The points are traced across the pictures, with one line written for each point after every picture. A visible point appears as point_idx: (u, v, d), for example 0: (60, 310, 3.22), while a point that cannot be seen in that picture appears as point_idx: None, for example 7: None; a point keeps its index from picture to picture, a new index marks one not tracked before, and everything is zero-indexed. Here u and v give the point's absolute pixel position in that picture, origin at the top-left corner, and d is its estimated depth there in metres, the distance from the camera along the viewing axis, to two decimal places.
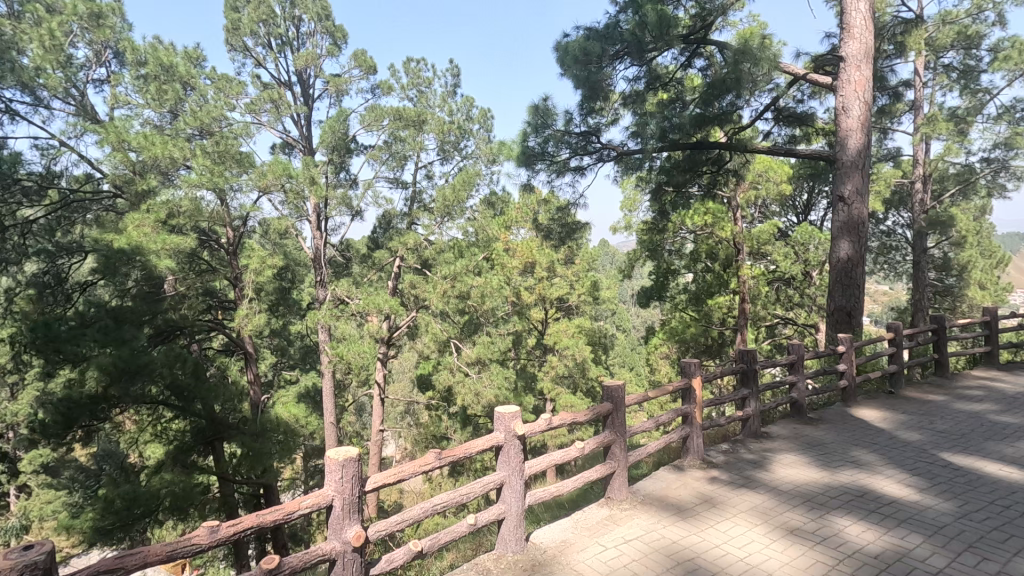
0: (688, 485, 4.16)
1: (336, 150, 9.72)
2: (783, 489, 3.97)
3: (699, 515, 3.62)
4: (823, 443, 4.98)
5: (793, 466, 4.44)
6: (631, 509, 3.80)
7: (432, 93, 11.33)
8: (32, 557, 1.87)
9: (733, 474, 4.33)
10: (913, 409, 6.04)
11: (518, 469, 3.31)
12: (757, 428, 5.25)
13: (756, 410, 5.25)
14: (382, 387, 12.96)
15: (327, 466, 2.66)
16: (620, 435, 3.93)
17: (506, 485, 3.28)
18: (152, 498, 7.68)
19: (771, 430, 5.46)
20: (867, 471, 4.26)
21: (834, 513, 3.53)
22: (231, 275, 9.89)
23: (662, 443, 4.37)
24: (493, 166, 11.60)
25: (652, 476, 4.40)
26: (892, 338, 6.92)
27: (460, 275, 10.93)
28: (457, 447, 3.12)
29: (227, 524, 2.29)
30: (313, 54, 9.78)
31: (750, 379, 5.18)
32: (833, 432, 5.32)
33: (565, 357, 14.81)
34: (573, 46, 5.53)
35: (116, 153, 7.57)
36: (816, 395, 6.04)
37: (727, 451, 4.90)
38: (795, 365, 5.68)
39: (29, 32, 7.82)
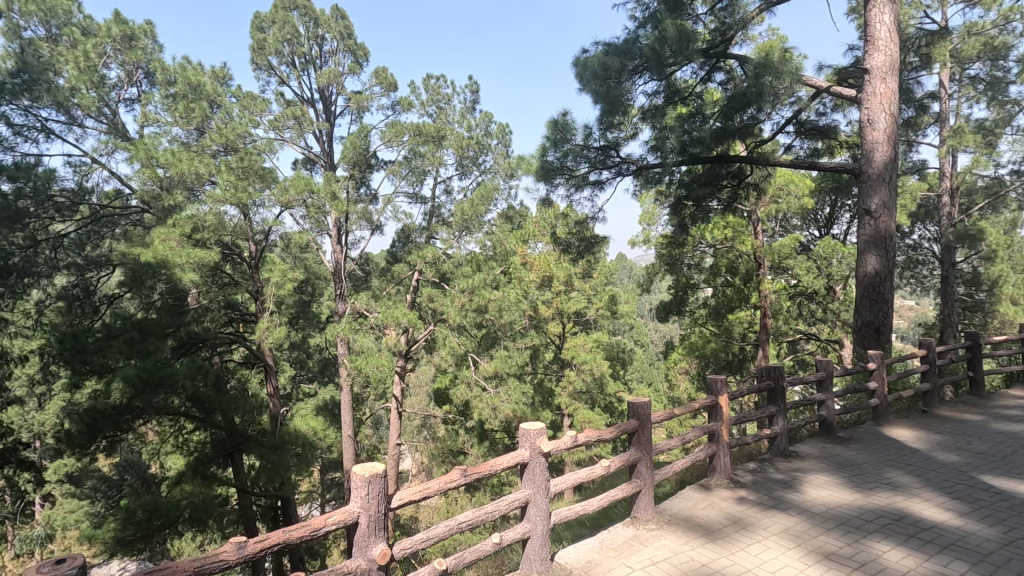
0: (715, 506, 4.06)
1: (357, 165, 9.86)
2: (815, 511, 3.85)
3: (728, 537, 3.52)
4: (855, 464, 4.84)
5: (824, 487, 4.32)
6: (658, 530, 3.71)
7: (451, 109, 11.46)
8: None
9: (762, 495, 4.22)
10: (948, 429, 5.85)
11: (543, 487, 3.25)
12: (785, 447, 5.12)
13: (784, 428, 5.13)
14: (399, 400, 12.97)
15: (352, 482, 2.64)
16: (647, 453, 3.86)
17: (531, 503, 3.23)
18: (172, 510, 7.74)
19: (799, 448, 5.33)
20: (903, 494, 4.11)
21: (870, 537, 3.41)
22: (253, 289, 10.04)
23: (689, 461, 4.29)
24: (511, 180, 11.65)
25: (678, 495, 4.31)
26: (925, 355, 6.73)
27: (478, 288, 10.94)
28: (482, 464, 3.08)
29: (254, 541, 2.27)
30: (335, 72, 9.98)
31: (778, 397, 5.08)
32: (866, 452, 5.16)
33: (583, 372, 14.68)
34: (592, 62, 5.55)
35: (144, 170, 7.78)
36: (846, 414, 5.89)
37: (755, 470, 4.78)
38: (824, 383, 5.56)
39: (66, 54, 8.13)
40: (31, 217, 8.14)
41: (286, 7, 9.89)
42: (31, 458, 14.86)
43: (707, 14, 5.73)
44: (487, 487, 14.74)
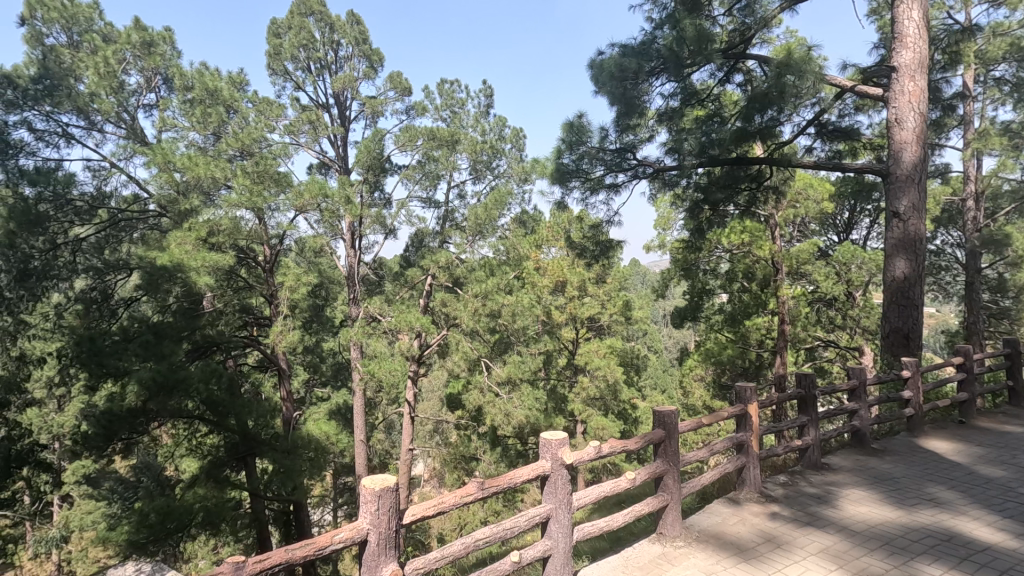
0: (747, 522, 3.93)
1: (371, 169, 9.86)
2: (855, 530, 3.70)
3: (764, 556, 3.39)
4: (893, 478, 4.68)
5: (862, 503, 4.17)
6: (687, 547, 3.59)
7: (465, 113, 11.46)
8: None
9: (795, 510, 4.08)
10: (989, 441, 5.65)
11: (565, 502, 3.16)
12: (817, 458, 4.97)
13: (815, 439, 4.98)
14: (411, 405, 12.92)
15: (361, 496, 2.56)
16: (672, 465, 3.77)
17: (553, 519, 3.14)
18: (186, 513, 7.75)
19: (832, 461, 5.18)
20: (948, 512, 3.95)
21: (918, 559, 3.26)
22: (267, 292, 10.07)
23: (717, 473, 4.17)
24: (525, 184, 11.60)
25: (706, 510, 4.19)
26: (963, 364, 6.53)
27: (491, 293, 10.88)
28: (500, 477, 3.00)
29: (253, 562, 2.17)
30: (350, 77, 10.03)
31: (809, 406, 4.92)
32: (903, 465, 5.00)
33: (596, 378, 14.54)
34: (608, 64, 5.49)
35: (161, 174, 7.85)
36: (879, 424, 5.72)
37: (786, 483, 4.64)
38: (857, 392, 5.40)
39: (86, 60, 8.25)
40: (51, 221, 8.29)
41: (302, 13, 9.97)
42: (50, 459, 15.04)
43: (724, 16, 5.64)
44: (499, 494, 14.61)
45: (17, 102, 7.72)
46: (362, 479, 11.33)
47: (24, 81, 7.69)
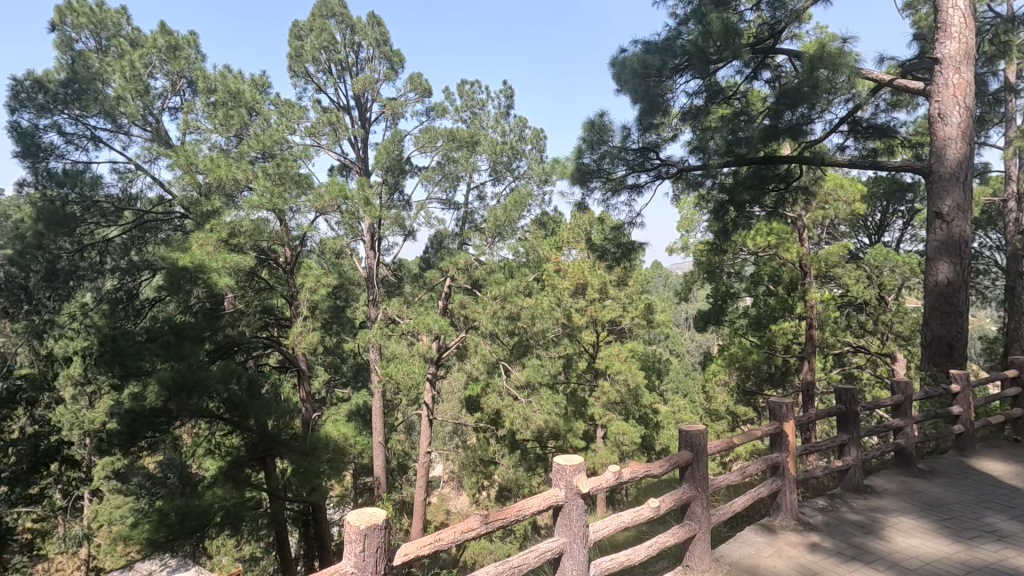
0: (784, 553, 3.73)
1: (391, 170, 9.84)
2: (907, 567, 3.48)
3: None
4: (944, 505, 4.46)
5: (912, 534, 3.96)
6: None
7: (485, 114, 11.39)
8: None
9: (837, 541, 3.88)
10: None
11: (580, 535, 3.05)
12: (858, 481, 4.79)
13: (857, 459, 4.80)
14: (430, 408, 12.88)
15: (345, 534, 2.34)
16: (700, 492, 3.62)
17: (566, 553, 3.03)
18: (205, 513, 7.80)
19: (875, 482, 4.97)
20: (1010, 548, 3.70)
21: None
22: (288, 293, 10.11)
23: (750, 497, 4.00)
24: (546, 186, 11.47)
25: (739, 538, 4.01)
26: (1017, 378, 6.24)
27: (510, 295, 10.76)
28: (508, 510, 2.88)
29: None
30: (371, 79, 10.03)
31: (850, 423, 4.73)
32: (955, 489, 4.77)
33: (617, 382, 14.32)
34: (630, 62, 5.35)
35: (184, 175, 7.94)
36: (926, 442, 5.49)
37: (826, 509, 4.44)
38: (902, 408, 5.18)
39: (114, 65, 8.40)
40: (79, 221, 8.53)
41: (324, 15, 10.01)
42: (80, 455, 15.42)
43: (753, 11, 5.44)
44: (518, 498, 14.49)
45: (49, 107, 8.04)
46: (381, 482, 11.32)
47: (54, 86, 7.98)
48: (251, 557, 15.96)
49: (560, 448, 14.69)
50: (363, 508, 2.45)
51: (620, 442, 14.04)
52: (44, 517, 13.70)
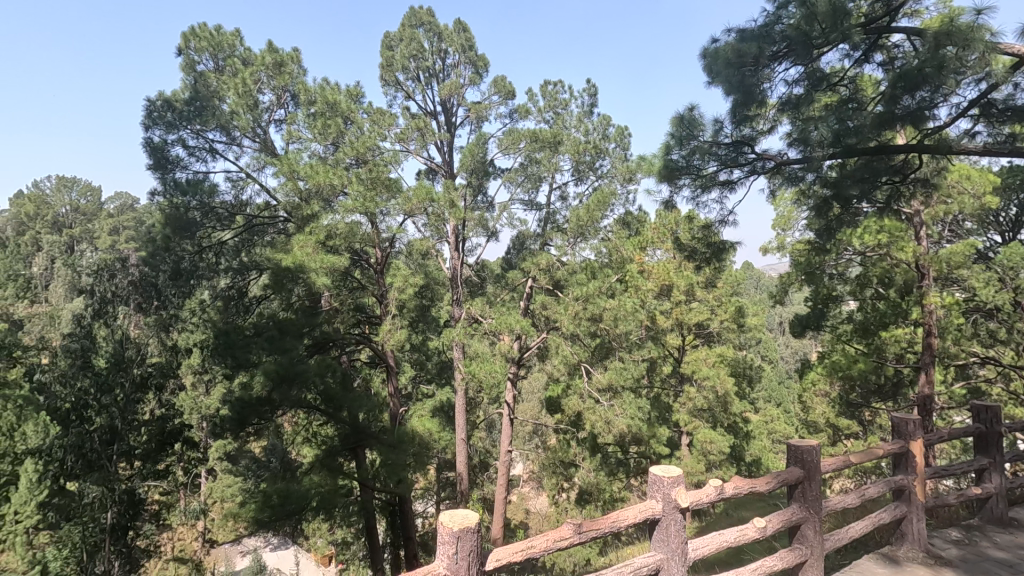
0: None
1: (475, 173, 10.04)
2: None
3: None
4: None
5: None
6: None
7: (568, 114, 11.31)
8: None
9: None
10: None
11: (680, 555, 3.29)
12: (999, 512, 4.78)
13: (998, 489, 4.82)
14: (511, 407, 12.98)
15: (438, 534, 2.63)
16: (811, 513, 3.93)
17: (665, 570, 3.29)
18: (302, 497, 8.38)
19: (1019, 515, 4.91)
20: None
21: None
22: (378, 292, 10.59)
23: (867, 521, 4.21)
24: (630, 185, 11.20)
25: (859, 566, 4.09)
26: None
27: (592, 296, 10.61)
28: (603, 519, 3.12)
29: None
30: (456, 84, 10.29)
31: (988, 448, 4.79)
32: None
33: (704, 389, 13.71)
34: (720, 53, 5.12)
35: (287, 182, 8.56)
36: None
37: (960, 540, 4.45)
38: None
39: (229, 83, 9.21)
40: (199, 226, 9.46)
41: (413, 25, 10.39)
42: (199, 437, 17.11)
43: None
44: (598, 502, 14.27)
45: (175, 123, 8.97)
46: (463, 477, 11.58)
47: (180, 104, 8.94)
48: (342, 541, 16.93)
49: (643, 454, 14.28)
50: (454, 507, 2.81)
51: (707, 451, 13.42)
52: (169, 491, 15.34)
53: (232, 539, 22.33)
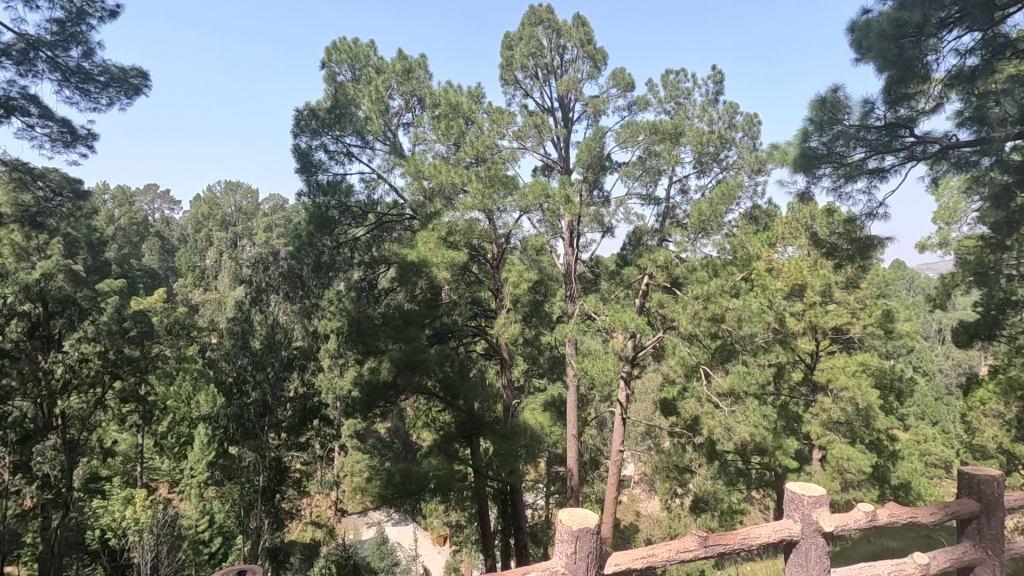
0: None
1: (591, 168, 9.93)
2: None
3: None
4: None
5: None
6: None
7: (691, 103, 10.77)
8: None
9: None
10: None
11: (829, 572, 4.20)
12: None
13: None
14: (623, 406, 12.72)
15: (559, 532, 3.59)
16: (987, 554, 4.63)
17: None
18: (422, 478, 8.93)
19: None
20: None
21: None
22: (494, 287, 10.89)
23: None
24: (759, 176, 10.40)
25: None
26: None
27: (714, 295, 10.01)
28: (736, 536, 4.05)
29: None
30: (574, 79, 10.23)
31: None
32: None
33: (842, 401, 12.37)
34: (871, 37, 4.51)
35: (414, 181, 9.12)
36: None
37: None
38: None
39: (364, 91, 9.99)
40: (337, 223, 10.43)
41: (532, 23, 10.51)
42: (334, 415, 18.90)
43: None
44: (715, 512, 13.49)
45: (319, 130, 9.92)
46: (573, 473, 11.57)
47: (323, 113, 9.91)
48: (456, 523, 17.79)
49: (767, 466, 13.25)
50: (573, 508, 3.78)
51: (844, 468, 12.12)
52: (309, 461, 17.13)
53: (360, 510, 24.43)
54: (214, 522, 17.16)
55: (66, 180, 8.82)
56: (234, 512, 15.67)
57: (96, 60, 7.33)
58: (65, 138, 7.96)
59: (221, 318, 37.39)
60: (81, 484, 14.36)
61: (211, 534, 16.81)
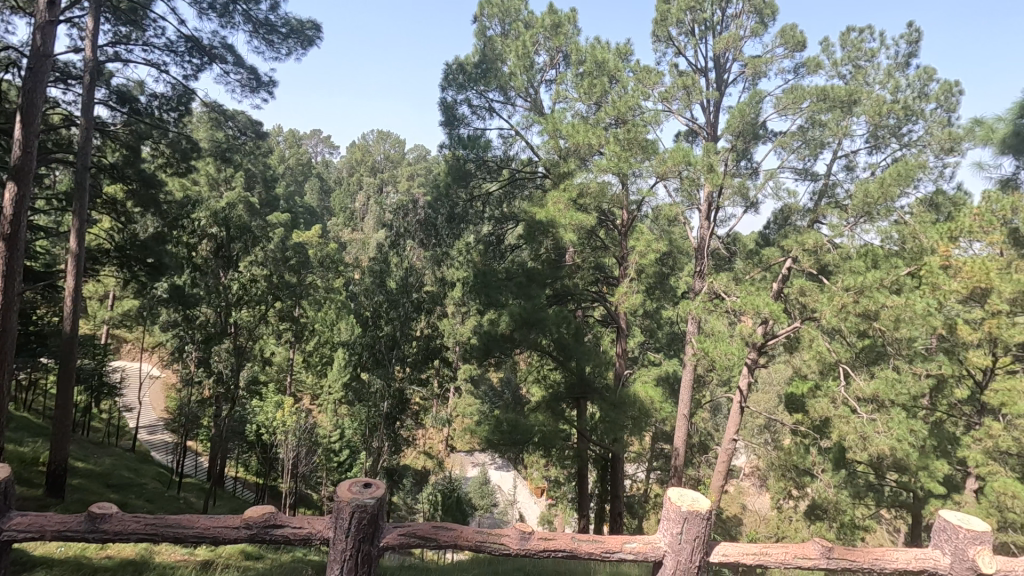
0: None
1: (742, 136, 8.78)
2: None
3: None
4: None
5: None
6: None
7: (872, 68, 9.28)
8: (364, 500, 3.22)
9: None
10: None
11: None
12: None
13: None
14: (742, 394, 12.03)
15: (669, 505, 3.60)
16: None
17: None
18: (527, 431, 10.50)
19: None
20: None
21: None
22: (620, 254, 11.05)
23: None
24: (948, 157, 8.99)
25: None
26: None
27: (870, 289, 8.64)
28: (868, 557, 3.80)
29: (531, 535, 3.55)
30: (735, 36, 9.13)
31: None
32: None
33: (1017, 429, 9.80)
34: None
35: (551, 140, 9.46)
36: None
37: None
38: None
39: (512, 46, 10.28)
40: (473, 176, 11.33)
41: None
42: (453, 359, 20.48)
43: None
44: (833, 523, 12.27)
45: (465, 85, 10.60)
46: (678, 453, 10.98)
47: (470, 67, 10.53)
48: (555, 479, 19.27)
49: (906, 486, 11.80)
50: (684, 489, 3.66)
51: (1006, 507, 9.59)
52: (426, 398, 18.74)
53: (467, 450, 26.82)
54: (344, 435, 19.72)
55: (249, 121, 10.05)
56: (360, 430, 17.93)
57: (280, 13, 8.09)
58: (252, 84, 8.99)
59: (365, 257, 41.62)
60: (246, 384, 17.12)
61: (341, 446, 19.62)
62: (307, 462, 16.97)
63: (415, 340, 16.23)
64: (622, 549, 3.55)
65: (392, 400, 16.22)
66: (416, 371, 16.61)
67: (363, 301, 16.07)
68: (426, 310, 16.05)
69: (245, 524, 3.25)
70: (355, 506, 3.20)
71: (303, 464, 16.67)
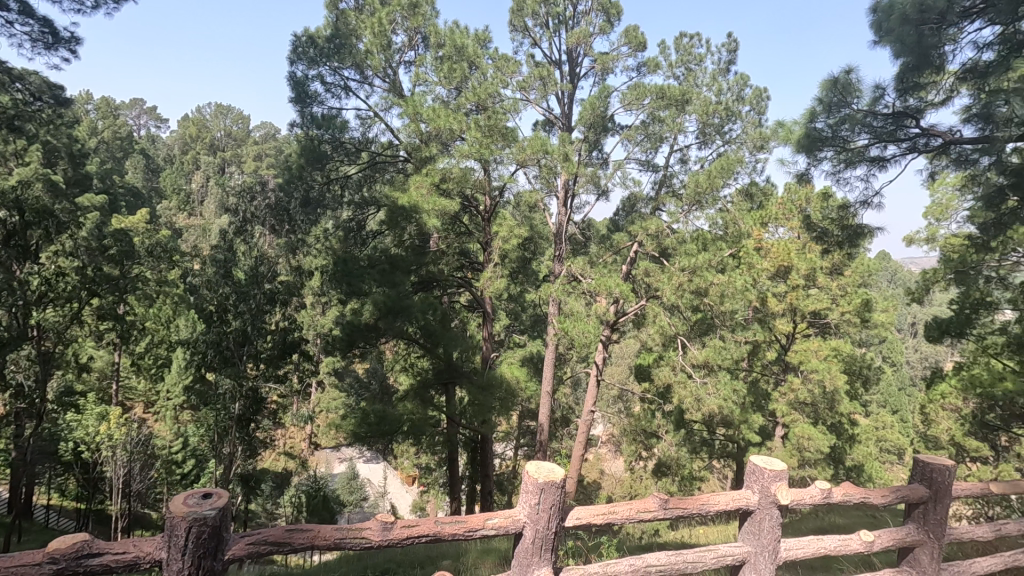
0: None
1: (593, 127, 9.35)
2: None
3: None
4: None
5: None
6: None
7: (701, 71, 10.42)
8: (203, 512, 2.93)
9: None
10: None
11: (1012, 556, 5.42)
12: None
13: None
14: (598, 369, 12.98)
15: (529, 479, 3.74)
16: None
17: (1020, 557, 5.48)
18: (395, 421, 10.29)
19: None
20: None
21: None
22: (483, 240, 11.22)
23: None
24: (759, 153, 10.45)
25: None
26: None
27: (701, 269, 9.80)
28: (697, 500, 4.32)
29: (394, 525, 3.49)
30: (585, 32, 9.65)
31: None
32: None
33: (810, 382, 11.82)
34: (887, 26, 5.91)
35: (411, 123, 9.23)
36: None
37: None
38: None
39: (368, 23, 9.82)
40: (329, 158, 10.69)
41: None
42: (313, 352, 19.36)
43: None
44: (675, 477, 13.86)
45: (317, 60, 9.91)
46: (542, 429, 11.55)
47: (322, 41, 9.84)
48: (426, 466, 19.24)
49: (730, 438, 13.67)
50: (541, 461, 3.85)
51: (803, 447, 11.59)
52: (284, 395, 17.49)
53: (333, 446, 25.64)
54: (188, 444, 17.74)
55: (45, 84, 8.40)
56: (208, 436, 16.23)
57: None
58: (46, 39, 7.53)
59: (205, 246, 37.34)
60: (56, 396, 14.56)
61: (184, 456, 17.64)
62: (143, 478, 14.99)
63: (269, 335, 15.03)
64: (485, 525, 3.63)
65: (244, 401, 14.89)
66: (272, 368, 15.44)
67: (205, 294, 14.47)
68: (281, 301, 14.92)
69: (49, 558, 2.76)
70: (192, 521, 2.89)
71: (137, 481, 14.68)
